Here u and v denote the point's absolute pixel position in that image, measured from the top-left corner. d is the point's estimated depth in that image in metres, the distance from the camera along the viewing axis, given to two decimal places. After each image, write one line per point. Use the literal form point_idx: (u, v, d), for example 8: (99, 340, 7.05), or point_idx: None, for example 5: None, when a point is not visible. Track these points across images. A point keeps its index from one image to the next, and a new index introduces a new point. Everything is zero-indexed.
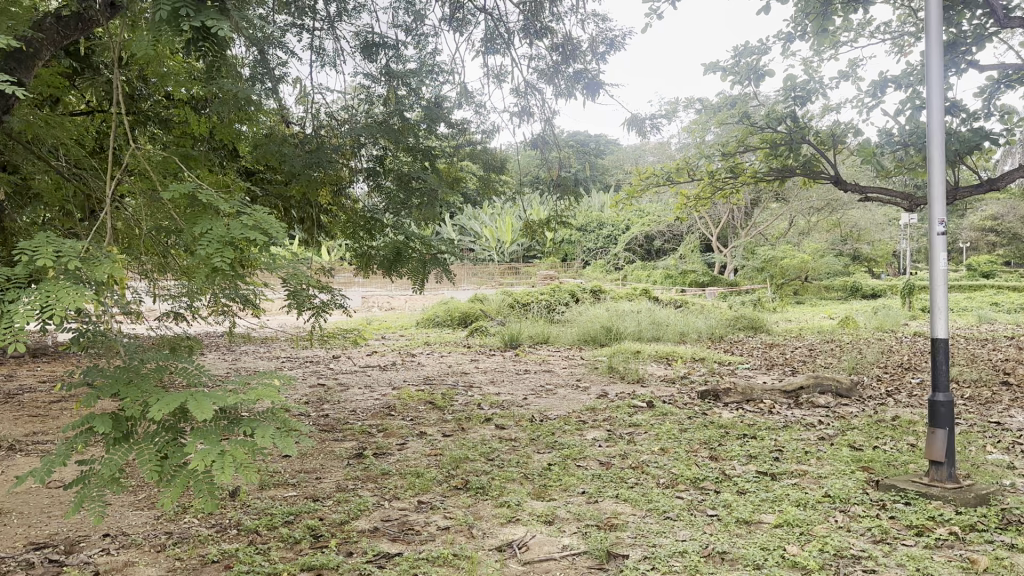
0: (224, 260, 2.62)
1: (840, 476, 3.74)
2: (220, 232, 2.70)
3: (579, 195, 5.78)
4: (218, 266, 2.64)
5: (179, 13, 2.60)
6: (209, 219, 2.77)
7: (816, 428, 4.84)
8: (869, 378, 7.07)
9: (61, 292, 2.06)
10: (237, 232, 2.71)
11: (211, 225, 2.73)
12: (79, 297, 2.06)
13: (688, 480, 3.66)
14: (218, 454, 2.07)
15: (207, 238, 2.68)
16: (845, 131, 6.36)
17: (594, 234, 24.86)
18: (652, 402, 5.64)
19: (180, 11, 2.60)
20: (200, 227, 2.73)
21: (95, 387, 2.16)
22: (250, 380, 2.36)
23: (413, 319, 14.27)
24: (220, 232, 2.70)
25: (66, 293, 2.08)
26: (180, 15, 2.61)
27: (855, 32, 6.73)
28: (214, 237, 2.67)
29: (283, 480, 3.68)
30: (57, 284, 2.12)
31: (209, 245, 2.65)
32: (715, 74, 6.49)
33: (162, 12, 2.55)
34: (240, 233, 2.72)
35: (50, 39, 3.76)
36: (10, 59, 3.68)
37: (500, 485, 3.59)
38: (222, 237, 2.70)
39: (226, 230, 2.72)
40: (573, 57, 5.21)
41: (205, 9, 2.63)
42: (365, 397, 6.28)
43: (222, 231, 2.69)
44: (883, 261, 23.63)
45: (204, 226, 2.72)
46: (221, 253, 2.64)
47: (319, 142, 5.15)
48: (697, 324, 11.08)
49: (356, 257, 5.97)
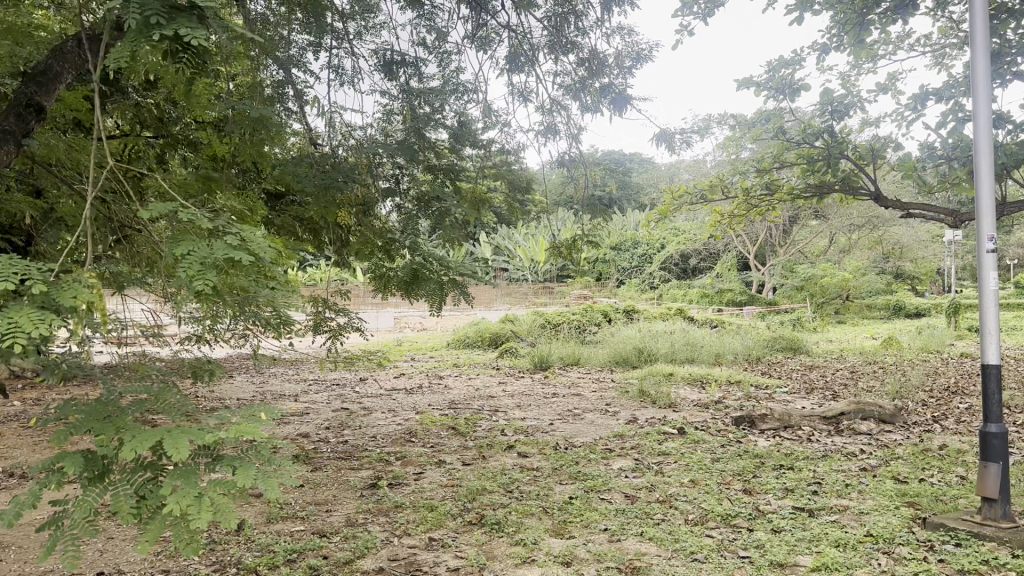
0: (207, 283, 2.33)
1: (883, 513, 3.48)
2: (202, 253, 2.42)
3: (607, 214, 5.58)
4: (203, 290, 2.36)
5: (149, 23, 2.16)
6: (191, 240, 2.50)
7: (858, 458, 4.56)
8: (914, 403, 6.74)
9: (22, 320, 1.82)
10: (221, 253, 2.44)
11: (192, 246, 2.45)
12: (44, 327, 1.83)
13: (718, 517, 3.43)
14: (196, 497, 1.91)
15: (188, 259, 2.40)
16: (884, 145, 6.10)
17: (628, 252, 24.59)
18: (684, 428, 5.39)
19: (150, 20, 2.15)
20: (180, 248, 2.45)
21: (68, 423, 2.00)
22: (237, 413, 2.20)
23: (444, 339, 14.15)
24: (202, 253, 2.43)
25: (29, 321, 1.84)
26: (151, 25, 2.17)
27: (894, 44, 6.48)
28: (195, 259, 2.39)
29: (292, 513, 3.54)
30: (20, 309, 1.88)
31: (190, 266, 2.37)
32: (748, 89, 6.29)
33: (130, 24, 2.13)
34: (224, 254, 2.45)
35: (71, 61, 3.59)
36: (32, 83, 3.55)
37: (517, 520, 3.40)
38: (204, 259, 2.42)
39: (209, 251, 2.45)
40: (599, 72, 5.04)
41: (180, 18, 2.20)
42: (387, 422, 6.12)
43: (204, 251, 2.42)
44: (927, 279, 22.99)
45: (185, 248, 2.44)
46: (203, 275, 2.35)
47: (336, 162, 5.01)
48: (733, 345, 10.79)
49: (376, 279, 5.84)
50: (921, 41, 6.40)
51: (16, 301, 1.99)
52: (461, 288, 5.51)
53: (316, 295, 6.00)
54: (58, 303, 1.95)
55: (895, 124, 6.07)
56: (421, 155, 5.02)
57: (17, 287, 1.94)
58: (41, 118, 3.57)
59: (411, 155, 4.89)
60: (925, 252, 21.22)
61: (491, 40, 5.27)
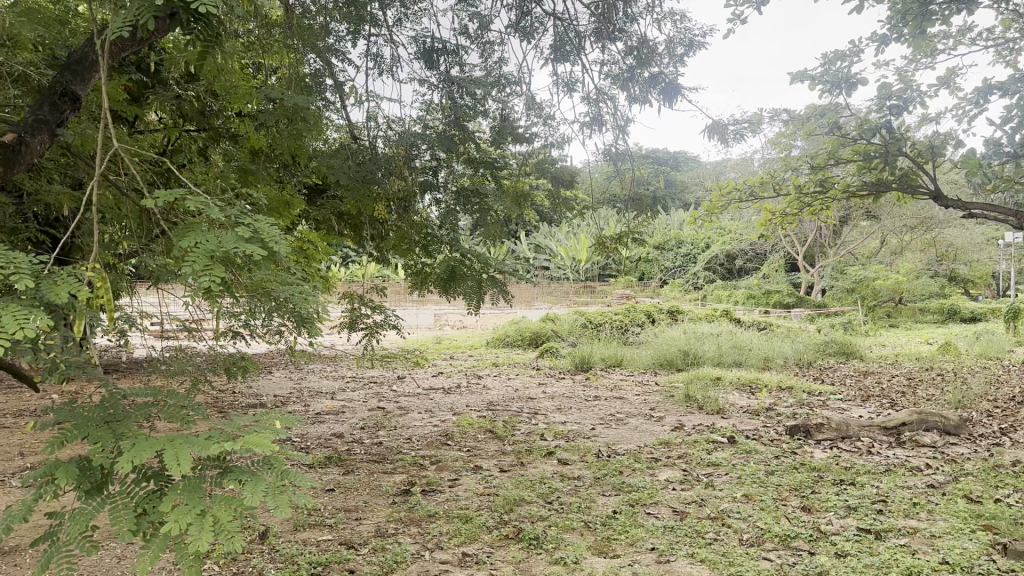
0: (214, 280, 1.96)
1: (958, 537, 3.18)
2: (209, 245, 2.06)
3: (654, 211, 5.26)
4: (209, 289, 2.00)
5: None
6: (200, 229, 2.15)
7: (924, 474, 4.24)
8: (979, 414, 6.34)
9: (3, 320, 1.61)
10: (231, 245, 2.07)
11: (200, 237, 2.08)
12: (28, 327, 1.62)
13: (776, 537, 3.16)
14: (198, 515, 1.73)
15: (193, 252, 2.04)
16: (945, 142, 5.61)
17: (672, 252, 24.22)
18: (734, 437, 5.10)
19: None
20: (186, 239, 2.09)
21: (66, 428, 1.84)
22: (248, 422, 2.02)
23: (485, 337, 13.95)
24: (210, 245, 2.07)
25: (12, 320, 1.63)
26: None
27: (954, 38, 6.07)
28: (202, 251, 2.03)
29: (320, 521, 3.37)
30: (4, 307, 1.68)
31: (196, 261, 2.00)
32: (802, 83, 5.95)
33: None
34: (235, 246, 2.08)
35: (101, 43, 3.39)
36: (66, 70, 3.35)
37: (556, 535, 3.18)
38: (213, 252, 2.05)
39: (218, 243, 2.09)
40: (649, 61, 4.78)
41: None
42: (423, 424, 5.92)
43: (213, 243, 2.06)
44: (983, 282, 22.17)
45: (191, 239, 2.08)
46: (210, 271, 1.99)
47: (374, 154, 4.80)
48: (783, 349, 10.40)
49: (412, 275, 5.61)
50: (984, 36, 5.98)
51: (4, 297, 1.79)
52: (499, 286, 5.22)
53: (351, 291, 5.83)
54: (49, 300, 1.74)
55: (957, 120, 5.65)
56: (461, 148, 4.79)
57: (3, 283, 1.73)
58: (74, 107, 3.35)
59: (451, 146, 4.64)
60: (980, 255, 20.48)
61: (536, 29, 5.04)
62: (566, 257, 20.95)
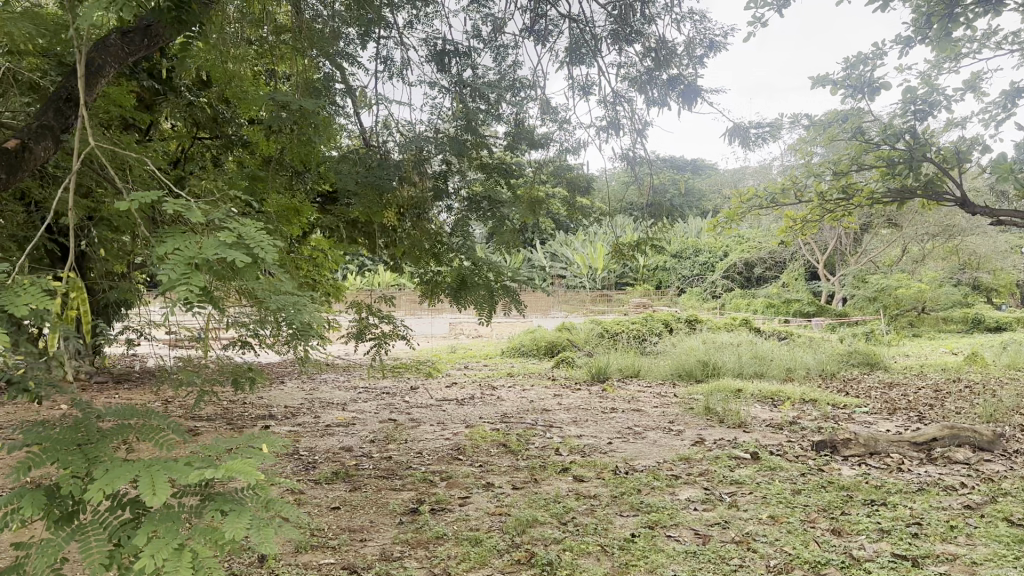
0: (192, 291, 1.80)
1: (1001, 565, 2.96)
2: (187, 252, 1.90)
3: (672, 218, 5.07)
4: (186, 301, 1.84)
5: None
6: (179, 234, 1.99)
7: (960, 494, 4.02)
8: (1012, 428, 6.09)
9: None
10: (211, 252, 1.92)
11: (178, 243, 1.92)
12: None
13: (805, 564, 2.97)
14: (175, 551, 1.57)
15: (171, 260, 1.88)
16: (972, 147, 5.39)
17: (689, 260, 23.99)
18: (757, 453, 4.90)
19: None
20: (163, 245, 1.92)
21: (32, 453, 1.68)
22: (234, 443, 1.85)
23: (501, 346, 13.77)
24: (189, 252, 1.90)
25: None
26: None
27: (981, 41, 5.85)
28: (179, 259, 1.87)
29: (323, 542, 3.22)
30: None
31: (173, 270, 1.84)
32: (825, 87, 5.77)
33: None
34: (216, 253, 1.92)
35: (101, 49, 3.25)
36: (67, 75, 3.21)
37: (571, 561, 2.99)
38: (192, 259, 1.89)
39: (198, 250, 1.93)
40: (667, 62, 4.59)
41: None
42: (435, 436, 5.76)
43: (191, 251, 1.90)
44: (1007, 290, 21.74)
45: (167, 246, 1.92)
46: (189, 281, 1.83)
47: (383, 159, 4.66)
48: (805, 360, 10.15)
49: (423, 284, 5.49)
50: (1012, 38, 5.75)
51: None
52: (513, 296, 5.06)
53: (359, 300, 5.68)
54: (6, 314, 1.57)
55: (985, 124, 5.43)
56: (473, 153, 4.64)
57: None
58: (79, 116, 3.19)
59: (463, 151, 4.50)
60: (1004, 262, 20.05)
61: (551, 31, 4.88)
62: (583, 265, 20.78)
